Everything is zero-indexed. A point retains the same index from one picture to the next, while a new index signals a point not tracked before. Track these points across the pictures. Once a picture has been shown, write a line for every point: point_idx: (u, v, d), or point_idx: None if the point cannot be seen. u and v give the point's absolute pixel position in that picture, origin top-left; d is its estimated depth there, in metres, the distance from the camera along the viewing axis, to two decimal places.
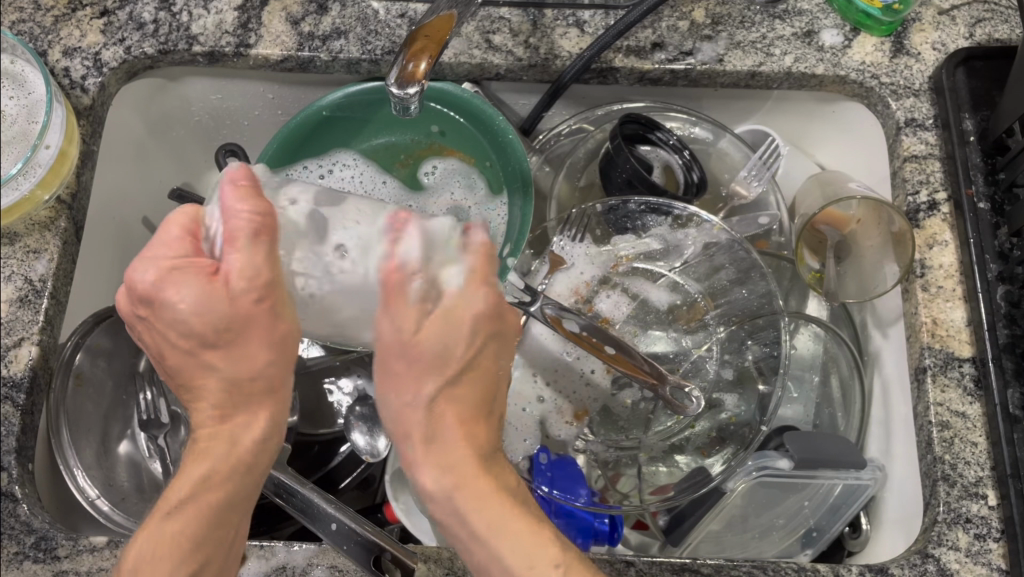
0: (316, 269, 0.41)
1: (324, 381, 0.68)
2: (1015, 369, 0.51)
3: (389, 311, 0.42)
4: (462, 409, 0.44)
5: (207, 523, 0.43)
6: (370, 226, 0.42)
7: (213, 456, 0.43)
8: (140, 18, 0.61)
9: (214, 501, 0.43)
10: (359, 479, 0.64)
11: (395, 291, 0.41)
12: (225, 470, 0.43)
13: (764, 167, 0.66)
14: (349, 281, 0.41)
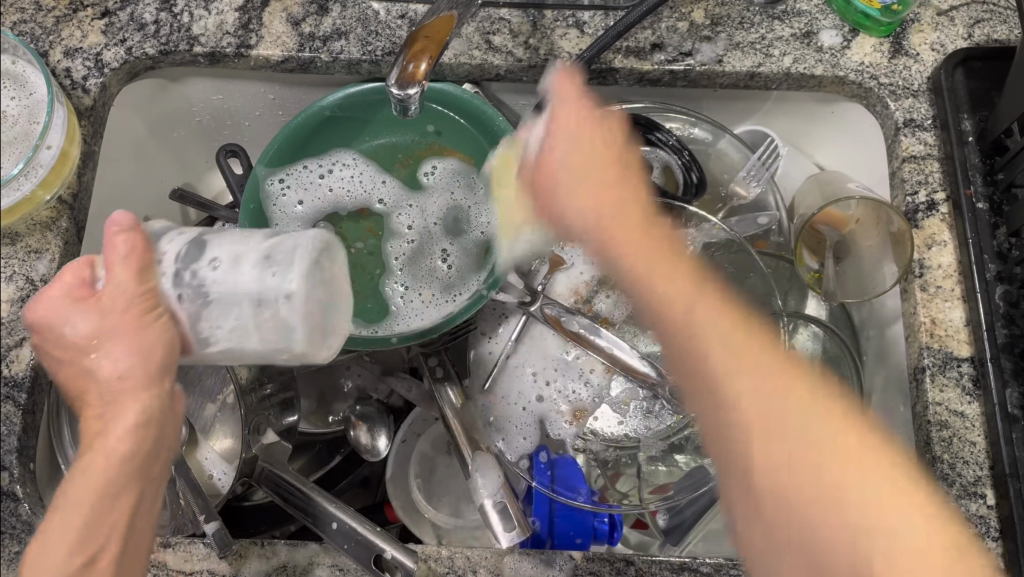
0: (194, 284, 0.39)
1: (330, 381, 0.67)
2: (1013, 369, 0.52)
3: (259, 319, 0.38)
4: (734, 338, 0.40)
5: (81, 537, 0.40)
6: (248, 242, 0.40)
7: (82, 467, 0.40)
8: (141, 19, 0.61)
9: (86, 511, 0.40)
10: (358, 479, 0.66)
11: (260, 296, 0.38)
12: (98, 474, 0.40)
13: (763, 167, 0.66)
14: (221, 294, 0.38)
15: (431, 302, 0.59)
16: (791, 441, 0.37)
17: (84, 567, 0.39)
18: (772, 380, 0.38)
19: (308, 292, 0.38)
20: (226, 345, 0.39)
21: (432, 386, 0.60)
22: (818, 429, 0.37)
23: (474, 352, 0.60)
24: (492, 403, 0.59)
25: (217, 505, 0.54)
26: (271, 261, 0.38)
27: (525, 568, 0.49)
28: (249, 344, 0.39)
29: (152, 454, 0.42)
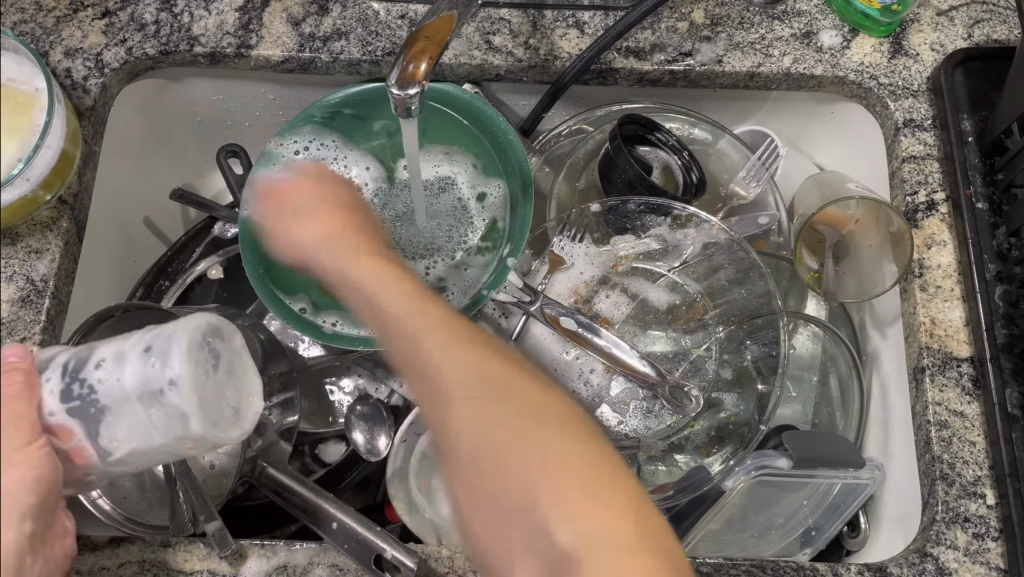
0: (83, 394, 0.39)
1: (325, 382, 0.68)
2: (1013, 369, 0.52)
3: (150, 413, 0.39)
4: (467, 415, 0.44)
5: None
6: (129, 337, 0.40)
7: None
8: (141, 19, 0.61)
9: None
10: (359, 480, 0.65)
11: (149, 391, 0.38)
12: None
13: (763, 167, 0.66)
14: (110, 397, 0.39)
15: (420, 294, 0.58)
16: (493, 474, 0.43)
17: None
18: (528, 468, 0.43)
19: (195, 376, 0.38)
20: (130, 446, 0.39)
21: None
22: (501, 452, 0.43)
23: None
24: None
25: (218, 504, 0.54)
26: (153, 353, 0.39)
27: None
28: (154, 441, 0.39)
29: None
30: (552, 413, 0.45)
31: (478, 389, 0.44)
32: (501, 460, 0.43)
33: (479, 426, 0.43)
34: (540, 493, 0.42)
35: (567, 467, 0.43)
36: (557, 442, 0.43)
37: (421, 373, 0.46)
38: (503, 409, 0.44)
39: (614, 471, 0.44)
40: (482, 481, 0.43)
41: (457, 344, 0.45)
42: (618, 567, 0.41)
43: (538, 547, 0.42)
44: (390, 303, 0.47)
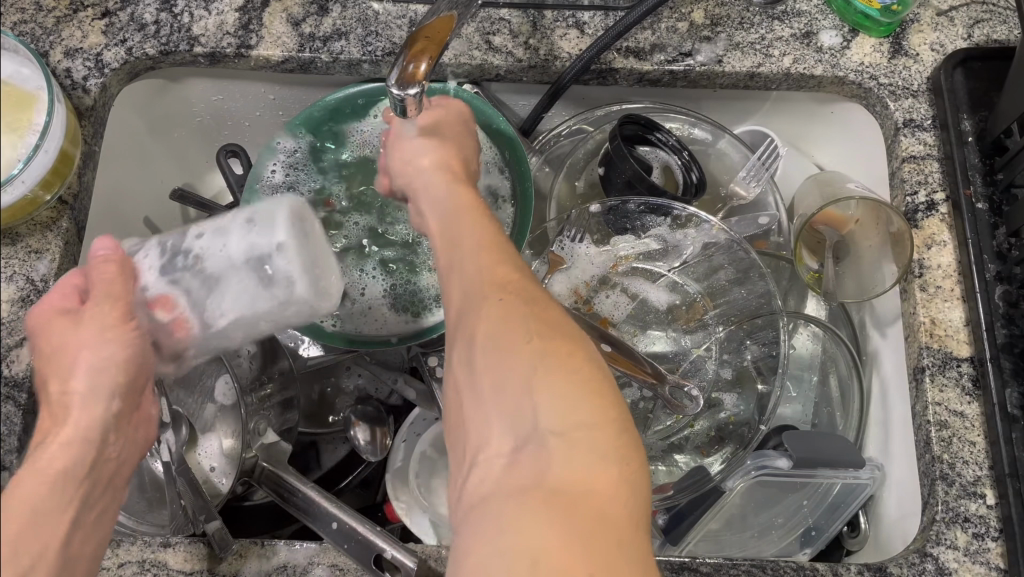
0: (187, 265, 0.41)
1: (325, 382, 0.68)
2: (1013, 369, 0.52)
3: (257, 277, 0.40)
4: (495, 279, 0.40)
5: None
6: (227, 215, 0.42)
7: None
8: (141, 19, 0.61)
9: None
10: (359, 480, 0.66)
11: (254, 256, 0.40)
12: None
13: (763, 167, 0.66)
14: (216, 266, 0.40)
15: (398, 303, 0.58)
16: (487, 354, 0.37)
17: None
18: (538, 365, 0.36)
19: (298, 242, 0.40)
20: (237, 315, 0.41)
21: (432, 386, 0.62)
22: (509, 340, 0.37)
23: None
24: None
25: (218, 504, 0.53)
26: (254, 225, 0.40)
27: None
28: (262, 306, 0.40)
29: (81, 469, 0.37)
30: (563, 319, 0.39)
31: (507, 271, 0.40)
32: (483, 335, 0.37)
33: (483, 300, 0.39)
34: (519, 379, 0.36)
35: (562, 365, 0.36)
36: (561, 346, 0.37)
37: (451, 260, 0.43)
38: (528, 296, 0.39)
39: (614, 403, 0.36)
40: (477, 352, 0.37)
41: (497, 245, 0.42)
42: (586, 471, 0.33)
43: (509, 424, 0.35)
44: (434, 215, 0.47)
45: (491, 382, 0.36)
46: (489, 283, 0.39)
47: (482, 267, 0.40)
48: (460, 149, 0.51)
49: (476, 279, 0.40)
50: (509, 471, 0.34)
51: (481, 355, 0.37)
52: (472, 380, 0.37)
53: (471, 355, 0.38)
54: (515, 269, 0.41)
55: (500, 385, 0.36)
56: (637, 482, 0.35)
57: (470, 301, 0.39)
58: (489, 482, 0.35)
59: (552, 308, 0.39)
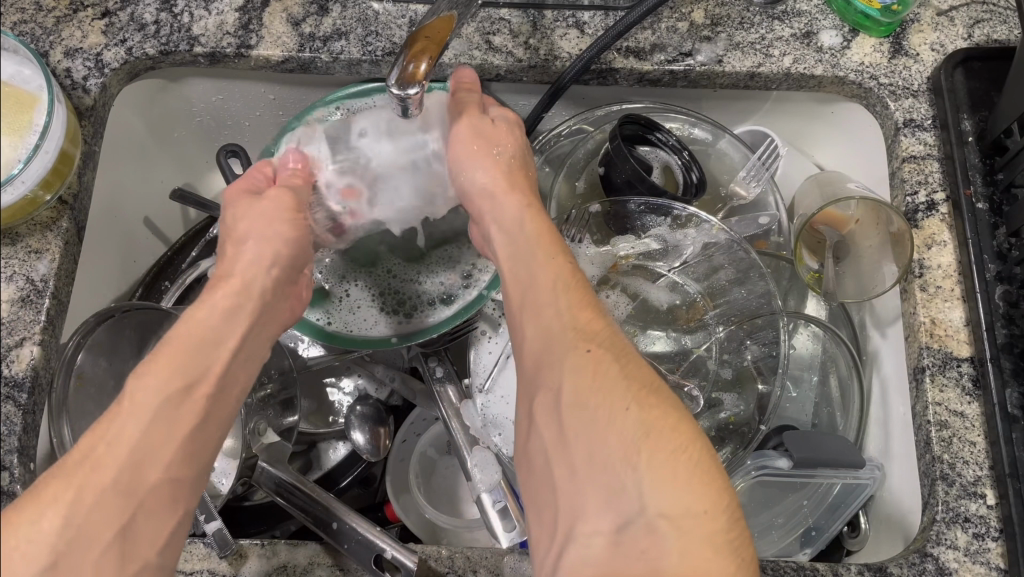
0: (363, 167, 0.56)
1: (325, 382, 0.68)
2: (1013, 369, 0.52)
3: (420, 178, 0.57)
4: (583, 348, 0.40)
5: (124, 440, 0.39)
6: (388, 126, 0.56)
7: (123, 393, 0.41)
8: (141, 19, 0.61)
9: (169, 375, 0.41)
10: (359, 479, 0.66)
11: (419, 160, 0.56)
12: (168, 364, 0.42)
13: (763, 167, 0.66)
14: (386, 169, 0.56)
15: (387, 307, 0.58)
16: (582, 429, 0.37)
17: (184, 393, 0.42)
18: (637, 446, 0.36)
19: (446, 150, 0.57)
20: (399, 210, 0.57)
21: (433, 385, 0.62)
22: (607, 418, 0.37)
23: (474, 352, 0.61)
24: (491, 402, 0.59)
25: (217, 503, 0.53)
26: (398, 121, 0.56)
27: (526, 568, 0.49)
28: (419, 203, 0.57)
29: (254, 307, 0.47)
30: (660, 387, 0.39)
31: (593, 337, 0.41)
32: (577, 406, 0.38)
33: (571, 364, 0.39)
34: (620, 453, 0.36)
35: (663, 440, 0.36)
36: (664, 421, 0.37)
37: (532, 317, 0.43)
38: (621, 363, 0.39)
39: (719, 481, 0.36)
40: (571, 427, 0.38)
41: (581, 304, 0.43)
42: (693, 556, 0.34)
43: (610, 501, 0.36)
44: (506, 264, 0.48)
45: (586, 459, 0.37)
46: (578, 352, 0.40)
47: (568, 334, 0.41)
48: (522, 195, 0.51)
49: (563, 349, 0.40)
50: (613, 550, 0.35)
51: (576, 432, 0.38)
52: (567, 454, 0.38)
53: (565, 429, 0.38)
54: (602, 333, 0.41)
55: (600, 464, 0.36)
56: (743, 559, 0.35)
57: (559, 371, 0.40)
58: (592, 562, 0.35)
59: (643, 378, 0.39)
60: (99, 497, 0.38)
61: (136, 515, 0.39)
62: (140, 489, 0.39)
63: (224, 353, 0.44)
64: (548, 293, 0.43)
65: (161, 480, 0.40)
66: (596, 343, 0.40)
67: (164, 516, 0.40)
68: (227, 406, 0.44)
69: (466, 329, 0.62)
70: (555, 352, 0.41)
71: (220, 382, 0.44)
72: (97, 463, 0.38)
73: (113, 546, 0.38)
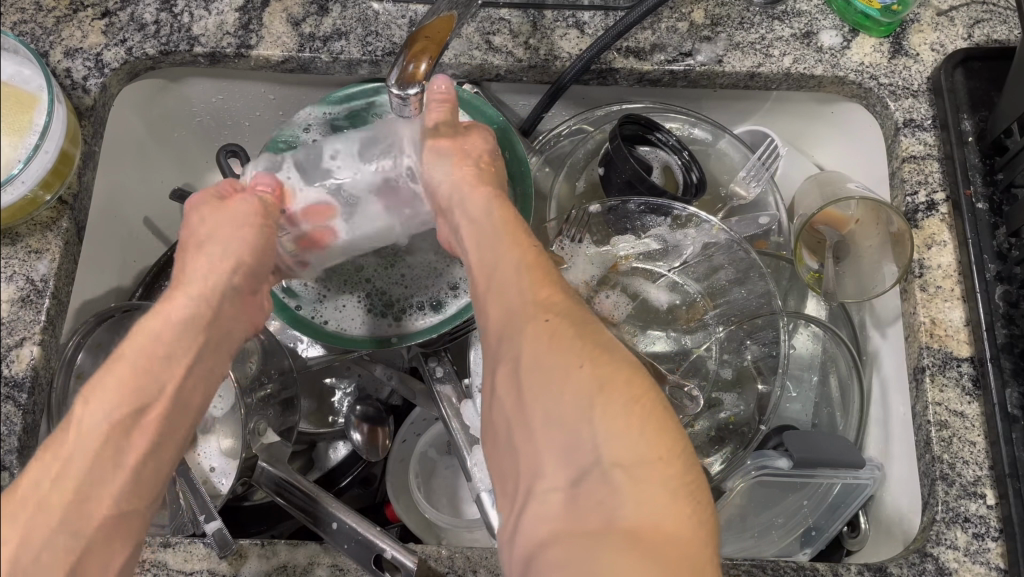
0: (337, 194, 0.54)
1: (325, 382, 0.68)
2: (1013, 369, 0.52)
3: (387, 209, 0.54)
4: (538, 314, 0.39)
5: (69, 475, 0.38)
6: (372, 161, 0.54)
7: (71, 420, 0.39)
8: (141, 19, 0.61)
9: (118, 403, 0.39)
10: (359, 479, 0.65)
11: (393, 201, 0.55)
12: (119, 383, 0.40)
13: (763, 167, 0.66)
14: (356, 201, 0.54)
15: (375, 309, 0.57)
16: (539, 390, 0.37)
17: (136, 414, 0.40)
18: (590, 401, 0.36)
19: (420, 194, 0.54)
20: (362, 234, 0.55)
21: (433, 386, 0.62)
22: (561, 377, 0.37)
23: (474, 352, 0.61)
24: None
25: (218, 504, 0.53)
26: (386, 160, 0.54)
27: None
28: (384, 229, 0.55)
29: (209, 324, 0.44)
30: (614, 346, 0.38)
31: (549, 302, 0.40)
32: (532, 369, 0.38)
33: (529, 333, 0.39)
34: (576, 411, 0.36)
35: (618, 395, 0.36)
36: (620, 377, 0.37)
37: (493, 292, 0.42)
38: (578, 328, 0.39)
39: (674, 430, 0.36)
40: (526, 389, 0.38)
41: (543, 278, 0.42)
42: (648, 504, 0.34)
43: (568, 457, 0.35)
44: (471, 248, 0.46)
45: (541, 418, 0.37)
46: (534, 318, 0.39)
47: (522, 302, 0.40)
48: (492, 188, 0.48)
49: (518, 316, 0.40)
50: (569, 505, 0.35)
51: (531, 394, 0.37)
52: (523, 416, 0.37)
53: (520, 392, 0.38)
54: (557, 297, 0.41)
55: (554, 422, 0.36)
56: (703, 504, 0.35)
57: (515, 337, 0.39)
58: (549, 518, 0.35)
59: (597, 338, 0.39)
60: (50, 536, 0.37)
61: (85, 552, 0.38)
62: (87, 527, 0.38)
63: (178, 374, 0.42)
64: (504, 263, 0.43)
65: (110, 514, 0.39)
66: (552, 308, 0.40)
67: (117, 549, 0.39)
68: (180, 425, 0.43)
69: (465, 329, 0.62)
70: (511, 320, 0.40)
71: (172, 405, 0.41)
72: (44, 503, 0.37)
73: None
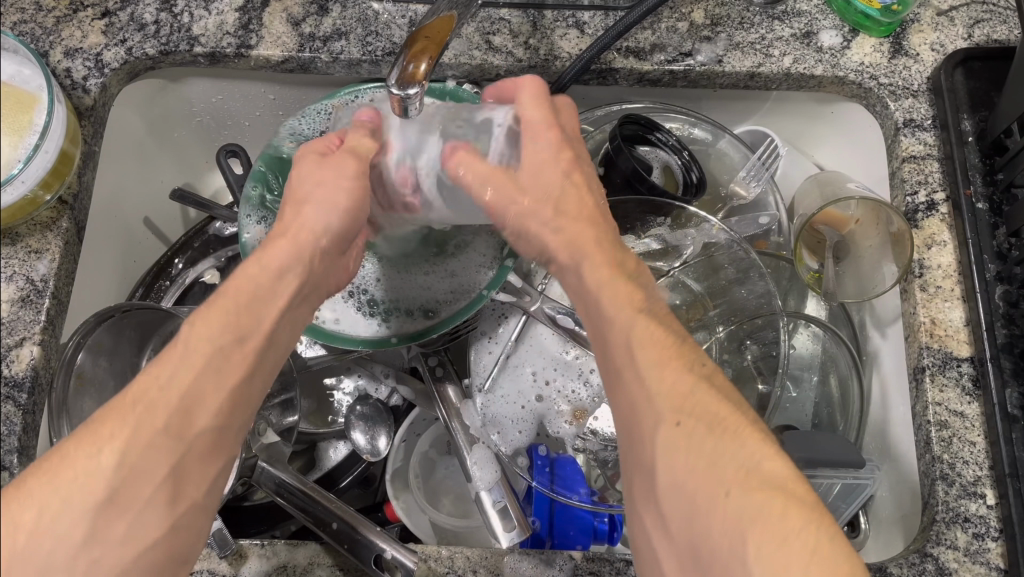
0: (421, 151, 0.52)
1: (325, 382, 0.69)
2: (1013, 369, 0.51)
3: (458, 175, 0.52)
4: (664, 418, 0.38)
5: (176, 387, 0.39)
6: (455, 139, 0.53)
7: (178, 339, 0.40)
8: (141, 19, 0.61)
9: (222, 328, 0.41)
10: (359, 479, 0.65)
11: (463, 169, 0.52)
12: (222, 311, 0.41)
13: (763, 167, 0.66)
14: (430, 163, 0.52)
15: (363, 309, 0.57)
16: (684, 518, 0.36)
17: (236, 343, 0.41)
18: (737, 535, 0.34)
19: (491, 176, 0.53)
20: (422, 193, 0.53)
21: (433, 385, 0.62)
22: (705, 502, 0.35)
23: (474, 353, 0.61)
24: (491, 402, 0.59)
25: None
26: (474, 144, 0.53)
27: (526, 568, 0.49)
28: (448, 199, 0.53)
29: (304, 267, 0.46)
30: (762, 460, 0.36)
31: (680, 404, 0.38)
32: (673, 491, 0.36)
33: (662, 443, 0.37)
34: (727, 547, 0.34)
35: (773, 529, 0.33)
36: (771, 508, 0.34)
37: (617, 387, 0.41)
38: (716, 436, 0.36)
39: (843, 567, 0.33)
40: (672, 514, 0.36)
41: (660, 359, 0.39)
42: None
43: None
44: (590, 321, 0.45)
45: (688, 546, 0.35)
46: (664, 421, 0.38)
47: (649, 409, 0.39)
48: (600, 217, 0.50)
49: (649, 423, 0.38)
50: None
51: (675, 517, 0.36)
52: (670, 543, 0.36)
53: (663, 516, 0.37)
54: (687, 396, 0.38)
55: (705, 556, 0.35)
56: None
57: (647, 449, 0.38)
58: None
59: (737, 452, 0.36)
60: (154, 436, 0.37)
61: (181, 461, 0.38)
62: (190, 434, 0.39)
63: (274, 311, 0.44)
64: (623, 357, 0.41)
65: (207, 429, 0.39)
66: (689, 411, 0.38)
67: (212, 462, 0.40)
68: (272, 362, 0.44)
69: (466, 330, 0.62)
70: (641, 430, 0.39)
71: (266, 342, 0.43)
72: (153, 406, 0.38)
73: (163, 487, 0.38)
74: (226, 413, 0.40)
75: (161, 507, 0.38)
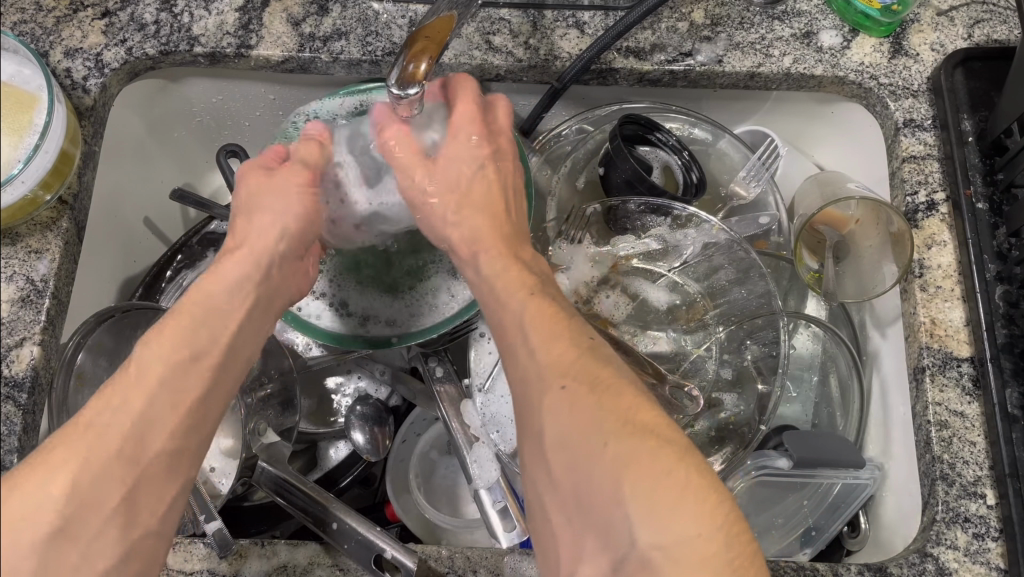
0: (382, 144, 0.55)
1: (326, 383, 0.69)
2: (1013, 369, 0.51)
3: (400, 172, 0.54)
4: (545, 380, 0.40)
5: (130, 407, 0.40)
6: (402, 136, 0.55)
7: (131, 363, 0.42)
8: (141, 19, 0.61)
9: (171, 348, 0.43)
10: (359, 479, 0.66)
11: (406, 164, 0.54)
12: (175, 334, 0.43)
13: (763, 167, 0.66)
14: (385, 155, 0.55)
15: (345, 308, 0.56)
16: (568, 467, 0.37)
17: (189, 363, 0.43)
18: (611, 475, 0.36)
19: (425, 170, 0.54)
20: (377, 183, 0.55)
21: (432, 385, 0.62)
22: (586, 446, 0.37)
23: (474, 352, 0.61)
24: (491, 401, 0.58)
25: (218, 503, 0.53)
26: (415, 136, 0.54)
27: (526, 568, 0.49)
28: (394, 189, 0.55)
29: (255, 297, 0.48)
30: (639, 404, 0.38)
31: (562, 374, 0.40)
32: (558, 446, 0.38)
33: (548, 404, 0.39)
34: (610, 491, 0.36)
35: (643, 469, 0.35)
36: (645, 451, 0.36)
37: (515, 367, 0.43)
38: (597, 394, 0.38)
39: (707, 490, 0.35)
40: (560, 463, 0.38)
41: (551, 334, 0.42)
42: None
43: (605, 542, 0.36)
44: (487, 298, 0.47)
45: (571, 492, 0.37)
46: (547, 382, 0.40)
47: (538, 380, 0.40)
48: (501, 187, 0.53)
49: (536, 389, 0.40)
50: None
51: (562, 470, 0.38)
52: (556, 493, 0.38)
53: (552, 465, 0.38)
54: (575, 368, 0.40)
55: (586, 499, 0.36)
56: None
57: (538, 414, 0.40)
58: None
59: (615, 406, 0.38)
60: (108, 459, 0.38)
61: (134, 488, 0.39)
62: (144, 457, 0.40)
63: (228, 331, 0.45)
64: (520, 337, 0.42)
65: (162, 451, 0.40)
66: (574, 373, 0.40)
67: (165, 491, 0.41)
68: (228, 388, 0.45)
69: (465, 330, 0.62)
70: (533, 400, 0.40)
71: (220, 362, 0.45)
72: (103, 433, 0.39)
73: (115, 515, 0.39)
74: (180, 434, 0.41)
75: (116, 531, 0.39)
